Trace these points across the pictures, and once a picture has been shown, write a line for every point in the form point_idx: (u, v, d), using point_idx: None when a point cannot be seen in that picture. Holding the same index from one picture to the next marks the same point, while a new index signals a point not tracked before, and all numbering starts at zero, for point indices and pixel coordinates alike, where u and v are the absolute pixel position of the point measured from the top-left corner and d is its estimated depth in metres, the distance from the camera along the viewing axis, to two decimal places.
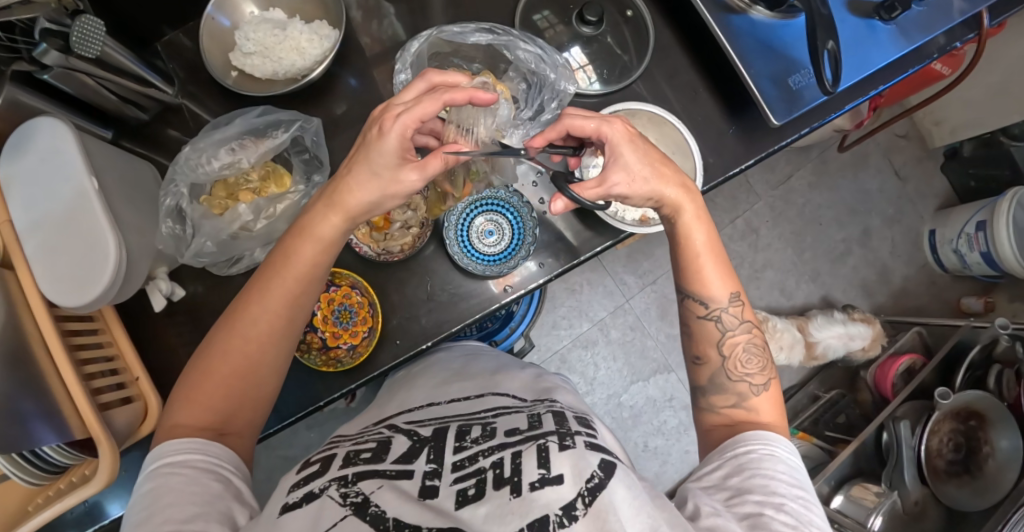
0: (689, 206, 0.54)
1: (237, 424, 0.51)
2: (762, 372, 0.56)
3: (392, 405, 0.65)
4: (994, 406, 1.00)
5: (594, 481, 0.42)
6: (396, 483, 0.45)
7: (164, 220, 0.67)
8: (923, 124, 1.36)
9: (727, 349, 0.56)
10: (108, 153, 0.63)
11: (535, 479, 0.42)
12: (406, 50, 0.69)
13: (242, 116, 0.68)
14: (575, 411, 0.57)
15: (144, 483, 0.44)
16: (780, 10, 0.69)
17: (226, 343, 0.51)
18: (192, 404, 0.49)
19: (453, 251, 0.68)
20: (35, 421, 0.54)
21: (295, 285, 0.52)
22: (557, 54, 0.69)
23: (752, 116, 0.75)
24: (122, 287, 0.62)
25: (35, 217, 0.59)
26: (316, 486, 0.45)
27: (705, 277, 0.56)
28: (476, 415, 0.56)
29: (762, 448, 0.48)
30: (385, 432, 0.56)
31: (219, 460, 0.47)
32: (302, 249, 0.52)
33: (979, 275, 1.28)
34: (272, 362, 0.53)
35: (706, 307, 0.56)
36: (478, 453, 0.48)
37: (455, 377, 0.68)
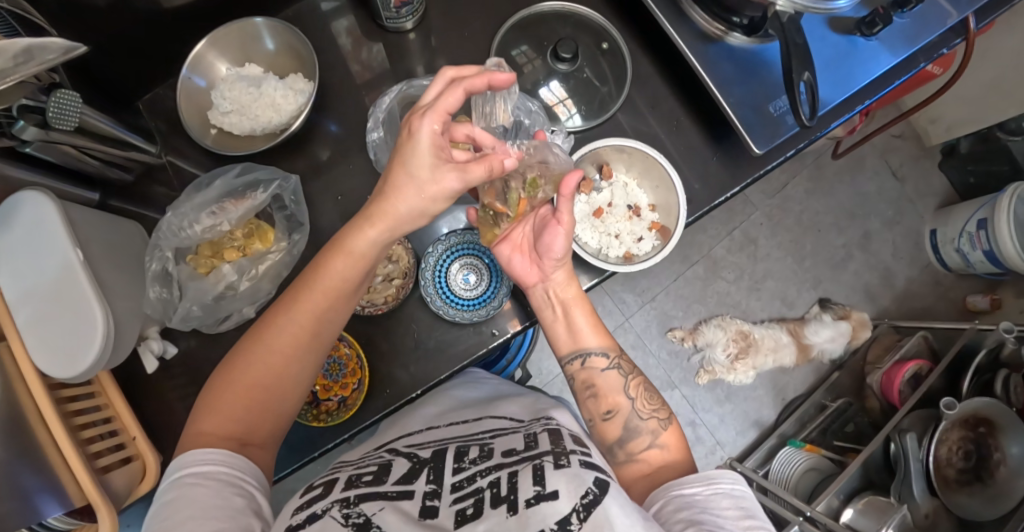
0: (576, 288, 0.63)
1: (258, 435, 0.51)
2: (662, 408, 0.58)
3: (393, 431, 0.64)
4: (1003, 411, 0.98)
5: (588, 497, 0.42)
6: (398, 505, 0.44)
7: (151, 285, 0.68)
8: (918, 123, 1.34)
9: (632, 393, 0.59)
10: (93, 221, 0.64)
11: (531, 495, 0.43)
12: (377, 108, 0.69)
13: (221, 176, 0.67)
14: (571, 430, 0.56)
15: (166, 491, 0.44)
16: (756, 35, 0.68)
17: (250, 352, 0.52)
18: (217, 409, 0.50)
19: (431, 299, 0.68)
20: (41, 494, 0.56)
21: (326, 298, 0.53)
22: (528, 100, 0.70)
23: (734, 143, 0.74)
24: (114, 352, 0.62)
25: (25, 288, 0.59)
26: (320, 507, 0.45)
27: (586, 328, 0.62)
28: (474, 437, 0.56)
29: (705, 488, 0.46)
30: (386, 455, 0.55)
31: (242, 473, 0.47)
32: (336, 264, 0.52)
33: (983, 273, 1.26)
34: (297, 370, 0.53)
35: (606, 359, 0.60)
36: (477, 473, 0.48)
37: (453, 406, 0.67)
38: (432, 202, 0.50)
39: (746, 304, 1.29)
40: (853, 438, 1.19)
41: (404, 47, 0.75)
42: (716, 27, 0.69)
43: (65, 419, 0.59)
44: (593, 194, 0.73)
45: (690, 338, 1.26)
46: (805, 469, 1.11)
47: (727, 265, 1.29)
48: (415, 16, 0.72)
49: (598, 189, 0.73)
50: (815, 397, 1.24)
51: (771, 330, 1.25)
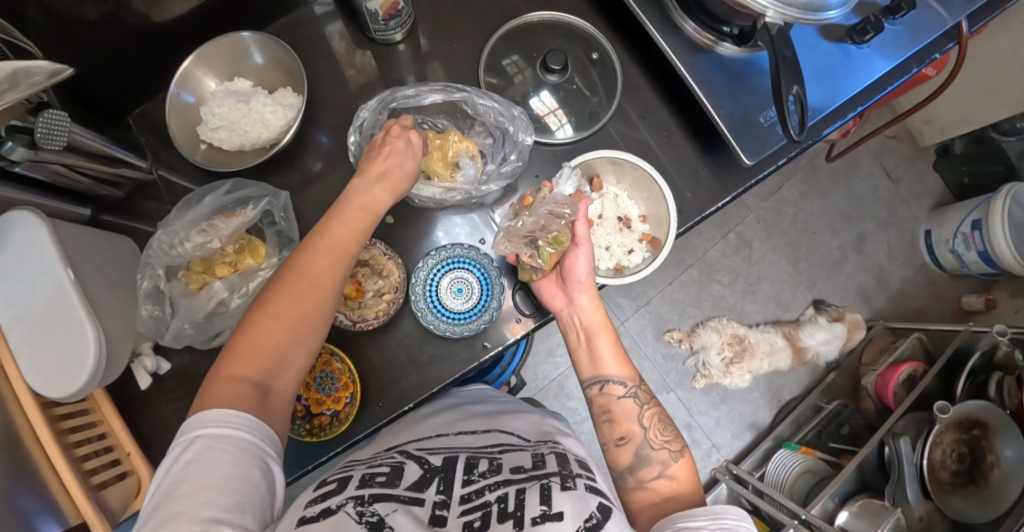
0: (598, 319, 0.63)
1: (282, 381, 0.50)
2: (677, 439, 0.58)
3: (400, 434, 0.62)
4: (997, 414, 0.98)
5: (591, 521, 0.43)
6: (410, 509, 0.44)
7: (143, 303, 0.68)
8: (913, 124, 1.34)
9: (646, 421, 0.59)
10: (84, 240, 0.64)
11: (536, 514, 0.43)
12: (359, 117, 0.67)
13: (212, 193, 0.66)
14: (576, 455, 0.57)
15: (183, 451, 0.42)
16: (747, 45, 0.68)
17: (274, 299, 0.51)
18: (243, 351, 0.49)
19: (419, 310, 0.68)
20: (40, 516, 0.56)
21: (348, 243, 0.54)
22: (512, 106, 0.68)
23: (725, 152, 0.74)
24: (107, 370, 0.63)
25: (16, 309, 0.60)
26: (334, 503, 0.45)
27: (610, 356, 0.62)
28: (483, 449, 0.55)
29: (711, 523, 0.46)
30: (397, 457, 0.54)
31: (261, 440, 0.46)
32: (354, 214, 0.55)
33: (977, 273, 1.26)
34: (321, 316, 0.53)
35: (623, 387, 0.60)
36: (486, 487, 0.48)
37: (463, 415, 0.65)
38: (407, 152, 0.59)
39: (741, 306, 1.29)
40: (849, 439, 1.19)
41: (394, 59, 0.75)
42: (706, 36, 0.69)
43: (60, 438, 0.60)
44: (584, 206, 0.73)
45: (686, 340, 1.26)
46: (800, 472, 1.12)
47: (722, 269, 1.30)
48: (405, 28, 0.72)
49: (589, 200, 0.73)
50: (810, 399, 1.24)
51: (766, 334, 1.25)
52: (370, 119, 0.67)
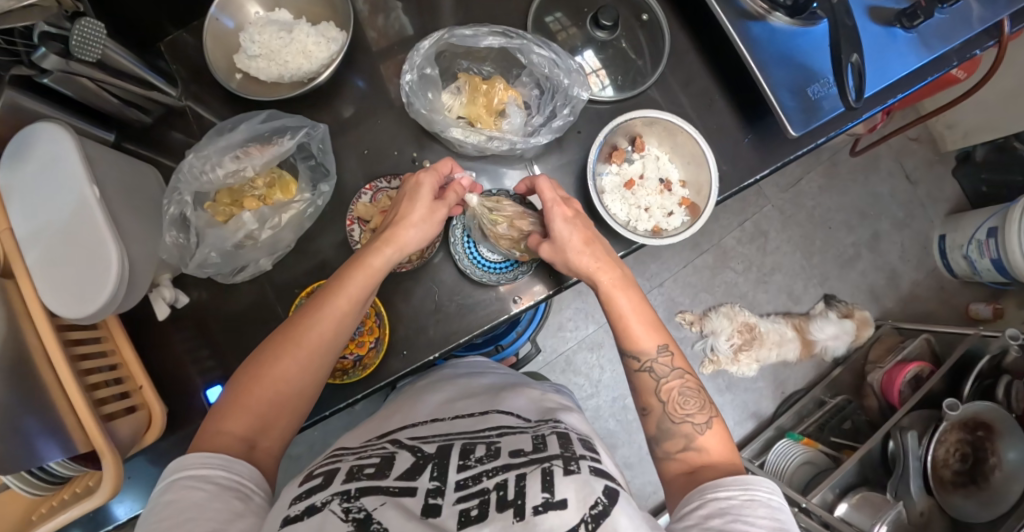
0: (605, 276, 0.57)
1: (269, 437, 0.50)
2: (703, 411, 0.54)
3: (396, 418, 0.57)
4: (1002, 416, 0.99)
5: (597, 507, 0.37)
6: (400, 501, 0.39)
7: (167, 230, 0.63)
8: (935, 127, 1.34)
9: (664, 396, 0.56)
10: (113, 163, 0.62)
11: (538, 502, 0.37)
12: (417, 49, 0.63)
13: (246, 121, 0.65)
14: (580, 433, 0.50)
15: (162, 493, 0.42)
16: (800, 17, 0.67)
17: (273, 357, 0.51)
18: (237, 407, 0.49)
19: (455, 253, 0.67)
20: (41, 437, 0.55)
21: (347, 305, 0.53)
22: (571, 58, 0.63)
23: (768, 124, 0.73)
24: (127, 294, 0.60)
25: (36, 225, 0.57)
26: (320, 499, 0.40)
27: (634, 333, 0.57)
28: (479, 433, 0.49)
29: (741, 493, 0.45)
30: (389, 447, 0.47)
31: (241, 478, 0.45)
32: (356, 274, 0.53)
33: (989, 281, 1.26)
34: (314, 374, 0.52)
35: (638, 360, 0.57)
36: (483, 472, 0.41)
37: (459, 395, 0.60)
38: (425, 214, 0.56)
39: (752, 295, 1.29)
40: (850, 434, 1.19)
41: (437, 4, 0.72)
42: (759, 5, 0.68)
43: (72, 361, 0.58)
44: (624, 165, 0.71)
45: (697, 324, 1.25)
46: (800, 463, 1.13)
47: (736, 256, 1.29)
48: None
49: (630, 160, 0.71)
50: (814, 393, 1.24)
51: (776, 325, 1.25)
52: (428, 54, 0.63)
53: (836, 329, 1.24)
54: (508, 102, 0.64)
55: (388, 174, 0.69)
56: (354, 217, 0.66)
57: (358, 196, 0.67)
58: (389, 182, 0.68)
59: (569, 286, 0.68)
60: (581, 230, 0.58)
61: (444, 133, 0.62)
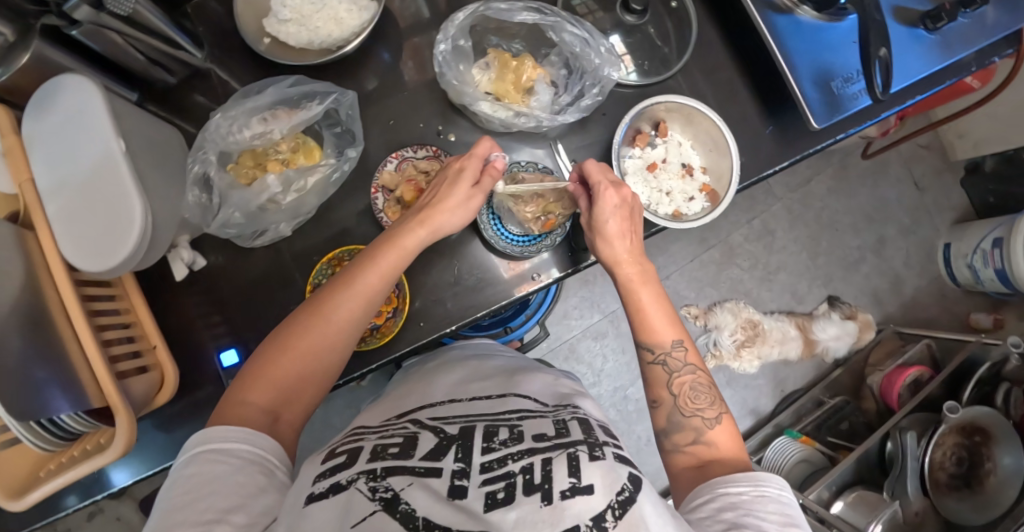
0: (629, 268, 0.58)
1: (291, 410, 0.50)
2: (713, 407, 0.54)
3: (410, 398, 0.55)
4: (999, 422, 1.00)
5: (624, 494, 0.36)
6: (426, 481, 0.37)
7: (191, 188, 0.65)
8: (946, 136, 1.35)
9: (676, 389, 0.56)
10: (139, 119, 0.62)
11: (566, 487, 0.36)
12: (451, 20, 0.63)
13: (274, 85, 0.65)
14: (598, 419, 0.49)
15: (184, 467, 0.42)
16: (827, 12, 0.68)
17: (302, 330, 0.51)
18: (263, 377, 0.49)
19: (481, 224, 0.67)
20: (51, 388, 0.54)
21: (378, 285, 0.53)
22: (603, 39, 0.63)
23: (790, 117, 0.73)
24: (148, 253, 0.60)
25: (59, 176, 0.57)
26: (345, 478, 0.39)
27: (650, 325, 0.58)
28: (500, 415, 0.47)
29: (752, 489, 0.45)
30: (410, 428, 0.46)
31: (265, 452, 0.45)
32: (389, 254, 0.54)
33: (990, 291, 1.28)
34: (339, 351, 0.52)
35: (652, 352, 0.57)
36: (507, 456, 0.40)
37: (473, 377, 0.58)
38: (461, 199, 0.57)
39: (757, 293, 1.29)
40: (846, 435, 1.20)
41: None
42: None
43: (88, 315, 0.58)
44: (647, 149, 0.71)
45: (702, 318, 1.26)
46: (797, 460, 1.13)
47: (743, 254, 1.29)
48: None
49: (652, 145, 0.71)
50: (814, 392, 1.25)
51: (779, 323, 1.26)
52: (462, 25, 0.63)
53: (838, 330, 1.25)
54: (537, 79, 0.65)
55: (414, 143, 0.69)
56: (378, 185, 0.67)
57: (383, 163, 0.67)
58: (415, 151, 0.68)
59: (584, 268, 0.69)
60: (620, 220, 0.57)
61: (471, 106, 0.62)
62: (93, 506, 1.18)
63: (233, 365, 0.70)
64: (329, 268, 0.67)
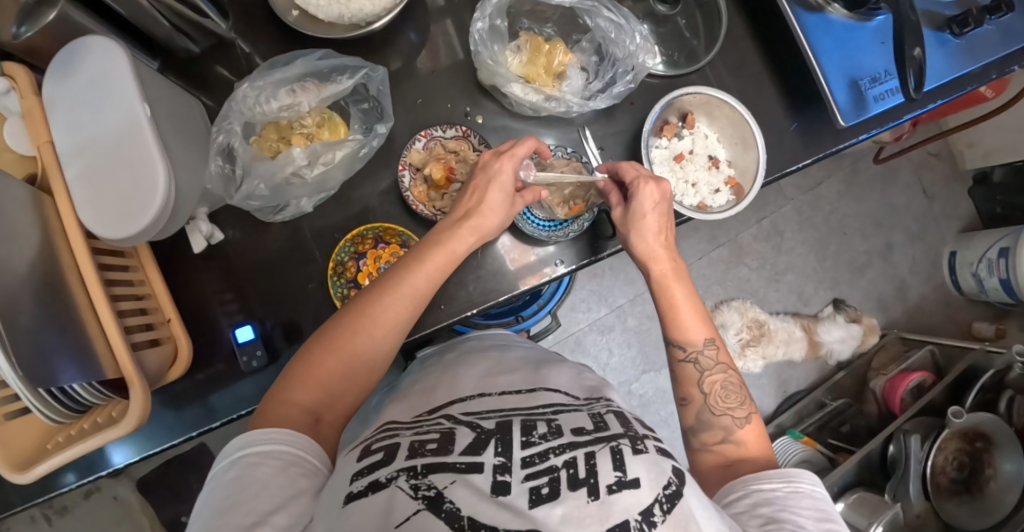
0: (664, 264, 0.58)
1: (334, 411, 0.49)
2: (743, 406, 0.54)
3: (437, 391, 0.54)
4: (1002, 429, 1.01)
5: (671, 487, 0.37)
6: (469, 478, 0.37)
7: (213, 158, 0.63)
8: (956, 145, 1.36)
9: (707, 387, 0.55)
10: (161, 86, 0.61)
11: (611, 481, 0.36)
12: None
13: (304, 57, 0.64)
14: (631, 413, 0.50)
15: (227, 470, 0.41)
16: (858, 11, 0.68)
17: (347, 329, 0.50)
18: (309, 377, 0.48)
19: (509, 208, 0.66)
20: (62, 356, 0.51)
21: (424, 287, 0.53)
22: (639, 24, 0.63)
23: (816, 115, 0.73)
24: (167, 224, 0.59)
25: (79, 139, 0.56)
26: (384, 475, 0.38)
27: (683, 324, 0.57)
28: (534, 410, 0.47)
29: (785, 485, 0.46)
30: (445, 423, 0.46)
31: (306, 453, 0.44)
32: (436, 256, 0.53)
33: (994, 301, 1.29)
34: (384, 353, 0.52)
35: (684, 350, 0.57)
36: (549, 449, 0.40)
37: (500, 369, 0.58)
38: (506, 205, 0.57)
39: (764, 293, 1.30)
40: (847, 438, 1.21)
41: None
42: None
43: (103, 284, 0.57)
44: (674, 140, 0.71)
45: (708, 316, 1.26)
46: (799, 461, 1.12)
47: (752, 253, 1.29)
48: None
49: (679, 136, 0.71)
50: (816, 394, 1.26)
51: (785, 324, 1.26)
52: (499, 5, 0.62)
53: (842, 333, 1.26)
54: (568, 64, 0.64)
55: (442, 122, 0.68)
56: (406, 162, 0.66)
57: (412, 141, 0.66)
58: (443, 130, 0.67)
59: (602, 258, 0.70)
60: (657, 217, 0.58)
61: (503, 88, 0.61)
62: (89, 484, 1.17)
63: (248, 341, 0.67)
64: (352, 246, 0.68)
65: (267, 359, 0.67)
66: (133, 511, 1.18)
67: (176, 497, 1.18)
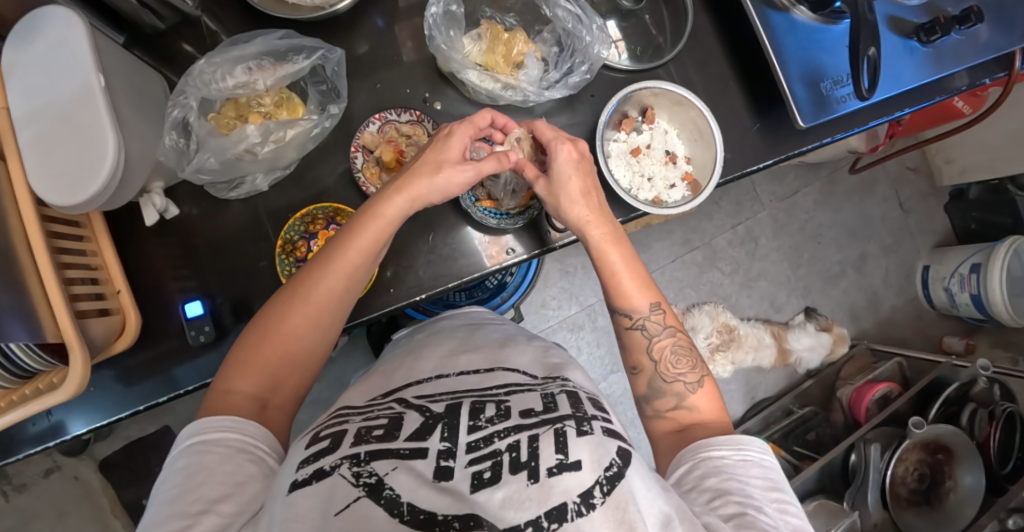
0: (596, 231, 0.58)
1: (280, 394, 0.50)
2: (694, 371, 0.55)
3: (400, 372, 0.53)
4: (965, 443, 1.00)
5: (613, 469, 0.36)
6: (411, 464, 0.37)
7: (168, 132, 0.63)
8: (934, 160, 1.37)
9: (656, 354, 0.56)
10: (120, 58, 0.61)
11: (553, 464, 0.36)
12: None
13: (263, 36, 0.65)
14: (588, 392, 0.48)
15: (176, 460, 0.41)
16: (823, 13, 0.68)
17: (281, 310, 0.50)
18: (247, 365, 0.48)
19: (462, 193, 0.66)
20: (10, 318, 0.51)
21: (357, 256, 0.52)
22: (595, 16, 0.64)
23: (779, 115, 0.74)
24: (116, 194, 0.59)
25: (35, 106, 0.56)
26: (328, 463, 0.37)
27: (625, 291, 0.57)
28: (488, 391, 0.46)
29: (735, 453, 0.46)
30: (395, 407, 0.44)
31: (252, 440, 0.44)
32: (368, 225, 0.53)
33: (965, 316, 1.29)
34: (323, 329, 0.52)
35: (630, 318, 0.57)
36: (495, 433, 0.39)
37: (462, 348, 0.56)
38: (451, 169, 0.56)
39: (736, 298, 1.30)
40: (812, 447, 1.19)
41: None
42: None
43: (53, 251, 0.56)
44: (632, 134, 0.71)
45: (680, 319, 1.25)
46: None
47: (725, 258, 1.30)
48: None
49: (638, 130, 0.71)
50: (783, 401, 1.26)
51: (755, 329, 1.26)
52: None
53: (812, 341, 1.26)
54: (525, 52, 0.65)
55: (397, 106, 0.69)
56: (359, 144, 0.67)
57: (366, 124, 0.68)
58: (398, 114, 0.69)
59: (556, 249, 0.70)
60: (582, 176, 0.58)
61: (459, 74, 0.63)
62: (50, 462, 1.16)
63: (198, 317, 0.66)
64: (302, 225, 0.68)
65: (216, 335, 0.67)
66: (94, 490, 1.18)
67: (137, 478, 1.17)
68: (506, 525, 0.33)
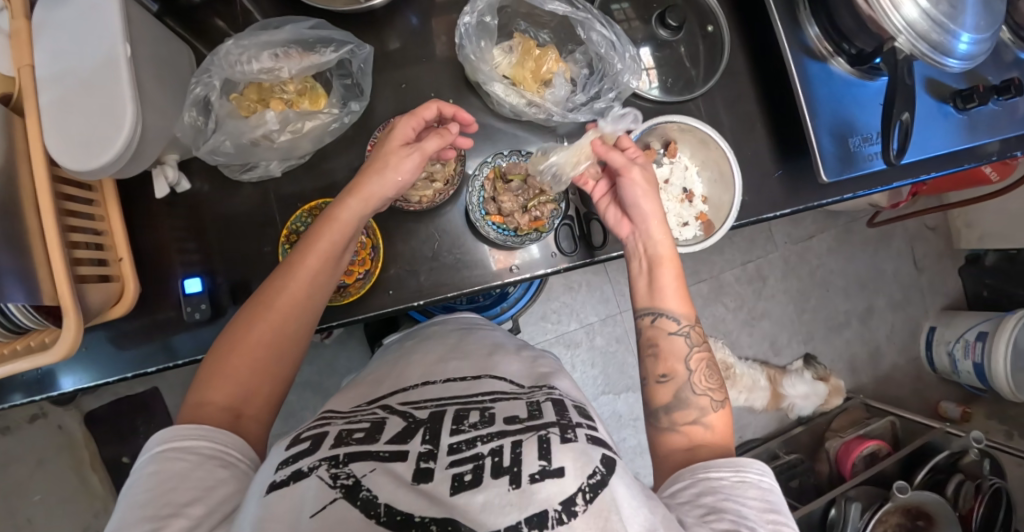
0: (666, 239, 0.57)
1: (255, 403, 0.48)
2: (720, 389, 0.53)
3: (386, 376, 0.53)
4: (946, 512, 0.99)
5: (596, 477, 0.36)
6: (390, 466, 0.36)
7: (188, 108, 0.63)
8: (954, 222, 1.35)
9: (693, 364, 0.54)
10: (150, 29, 0.61)
11: (535, 470, 0.35)
12: None
13: (293, 24, 0.65)
14: (574, 400, 0.48)
15: (144, 466, 0.40)
16: (860, 69, 0.67)
17: (245, 322, 0.50)
18: (217, 378, 0.47)
19: (469, 204, 0.67)
20: (10, 278, 0.51)
21: (314, 259, 0.53)
22: (629, 45, 0.64)
23: (804, 164, 0.73)
24: (128, 164, 0.59)
25: (57, 68, 0.56)
26: (306, 464, 0.37)
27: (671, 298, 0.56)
28: (472, 398, 0.45)
29: (734, 474, 0.45)
30: (379, 412, 0.44)
31: (224, 446, 0.43)
32: (324, 229, 0.53)
33: (965, 383, 1.28)
34: (291, 337, 0.51)
35: (677, 323, 0.55)
36: (478, 437, 0.39)
37: (453, 354, 0.56)
38: (391, 155, 0.55)
39: (736, 335, 1.29)
40: (795, 493, 1.16)
41: None
42: (824, 46, 0.67)
43: (60, 215, 0.56)
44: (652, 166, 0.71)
45: None
46: None
47: (731, 293, 1.29)
48: None
49: (658, 162, 0.71)
50: (770, 445, 1.24)
51: (752, 370, 1.25)
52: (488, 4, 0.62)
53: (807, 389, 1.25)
54: (555, 71, 0.65)
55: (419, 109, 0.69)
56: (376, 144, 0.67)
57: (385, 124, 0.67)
58: None
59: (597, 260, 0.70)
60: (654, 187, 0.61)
61: (485, 85, 0.62)
62: (36, 409, 1.17)
63: (195, 294, 0.66)
64: (310, 217, 0.67)
65: (211, 313, 0.67)
66: (75, 443, 1.18)
67: (119, 437, 1.18)
68: (486, 528, 0.32)
